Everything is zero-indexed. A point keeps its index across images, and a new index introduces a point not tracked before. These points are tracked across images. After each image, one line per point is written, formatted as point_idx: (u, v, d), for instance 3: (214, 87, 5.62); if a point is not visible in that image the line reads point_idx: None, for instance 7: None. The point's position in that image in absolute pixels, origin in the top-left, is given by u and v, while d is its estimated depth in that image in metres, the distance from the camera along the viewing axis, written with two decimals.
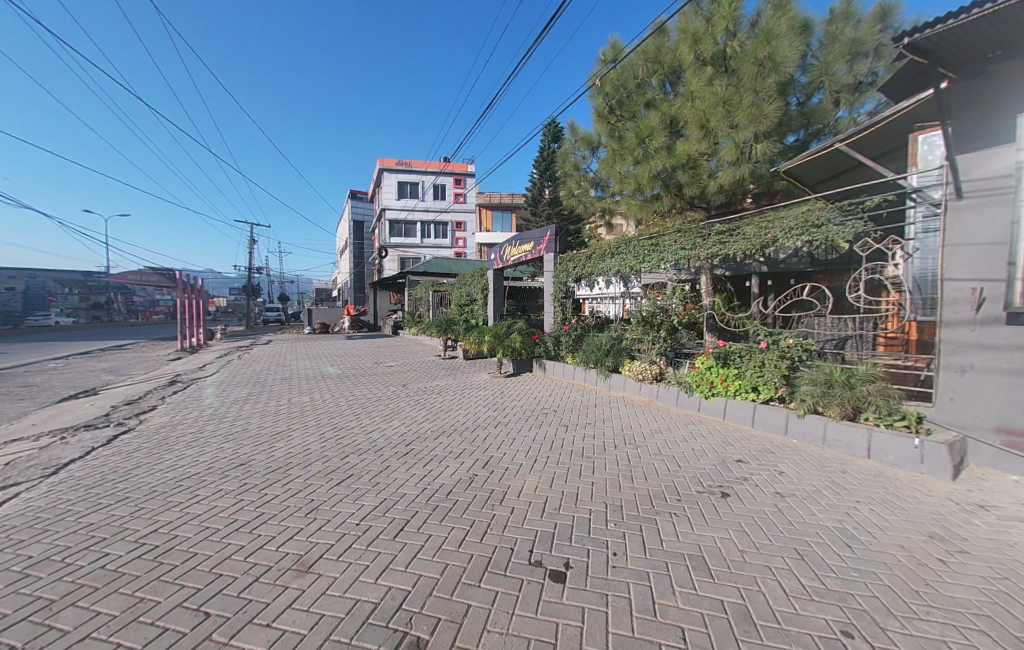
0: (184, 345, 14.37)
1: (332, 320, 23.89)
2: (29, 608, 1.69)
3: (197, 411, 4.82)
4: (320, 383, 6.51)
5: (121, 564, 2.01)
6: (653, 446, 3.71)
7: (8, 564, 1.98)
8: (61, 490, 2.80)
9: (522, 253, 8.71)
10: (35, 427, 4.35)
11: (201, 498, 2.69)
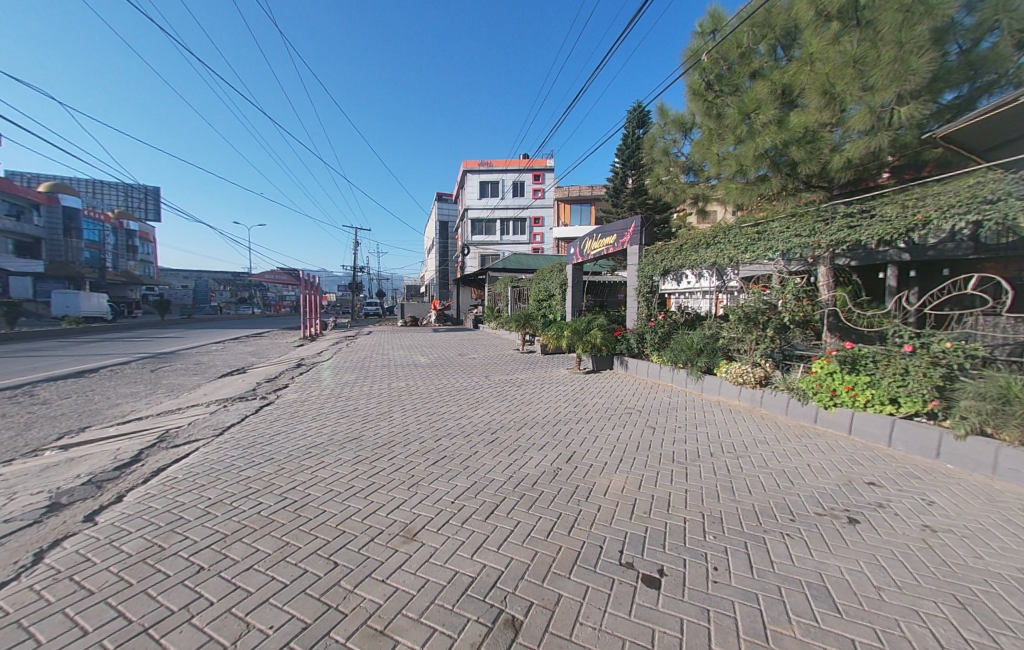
0: (304, 335, 16.93)
1: (420, 314, 26.05)
2: (212, 538, 2.17)
3: (317, 390, 5.62)
4: (413, 371, 7.14)
5: (271, 511, 2.45)
6: (757, 457, 3.34)
7: (195, 502, 2.55)
8: (227, 447, 3.50)
9: (602, 246, 8.47)
10: (209, 395, 5.52)
11: (325, 464, 3.14)
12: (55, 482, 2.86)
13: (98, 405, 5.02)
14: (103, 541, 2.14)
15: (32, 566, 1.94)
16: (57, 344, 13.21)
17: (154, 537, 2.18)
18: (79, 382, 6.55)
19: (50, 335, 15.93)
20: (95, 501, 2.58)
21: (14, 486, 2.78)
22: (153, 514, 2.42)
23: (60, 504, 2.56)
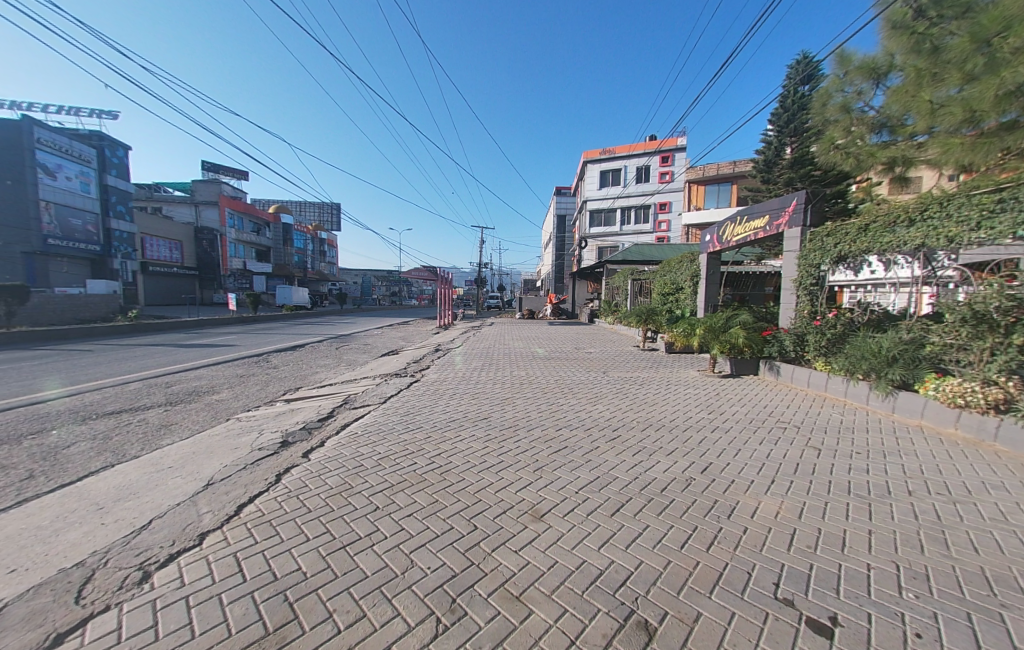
0: (440, 324, 19.33)
1: (537, 306, 27.26)
2: (382, 484, 2.69)
3: (452, 372, 6.39)
4: (533, 361, 7.50)
5: (422, 470, 2.90)
6: (990, 508, 2.46)
7: (369, 454, 3.19)
8: (388, 413, 4.27)
9: (749, 231, 7.45)
10: (375, 370, 6.83)
11: (462, 438, 3.55)
12: (287, 424, 3.95)
13: (307, 371, 6.73)
14: (314, 472, 2.87)
15: (276, 483, 2.73)
16: (284, 325, 18.15)
17: (344, 476, 2.81)
18: (297, 353, 8.88)
19: (279, 318, 21.93)
20: (308, 442, 3.48)
21: (265, 424, 3.95)
22: (343, 458, 3.12)
23: (289, 441, 3.52)
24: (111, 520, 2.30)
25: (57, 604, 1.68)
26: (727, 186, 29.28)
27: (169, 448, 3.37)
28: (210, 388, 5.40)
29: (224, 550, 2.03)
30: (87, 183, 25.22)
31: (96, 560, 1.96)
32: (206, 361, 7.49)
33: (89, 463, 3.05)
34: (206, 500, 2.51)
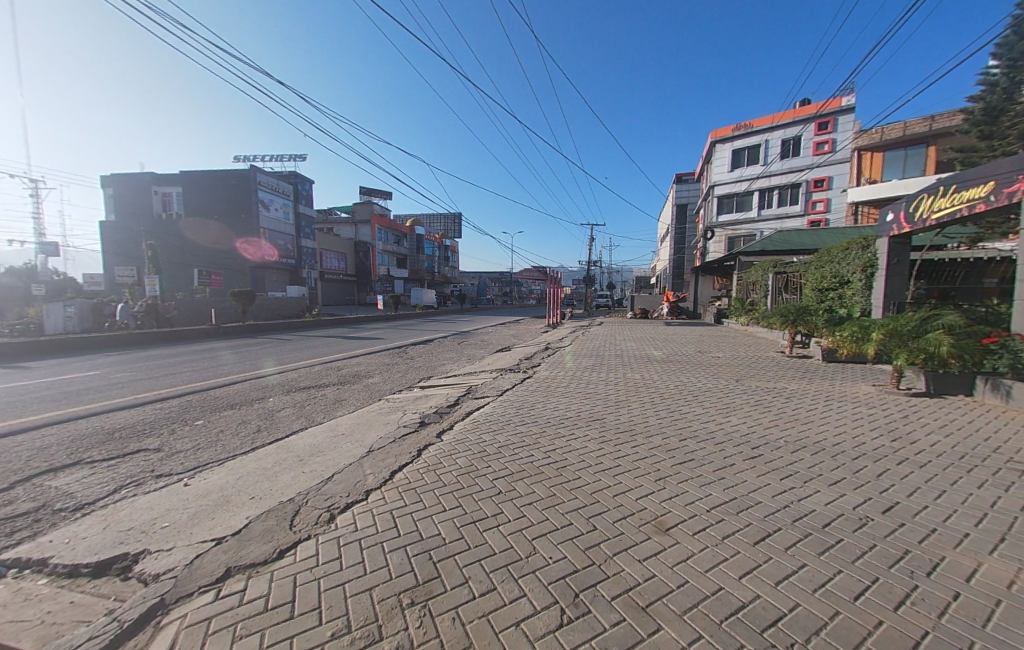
0: (550, 323, 19.70)
1: (652, 306, 25.62)
2: (504, 471, 2.89)
3: (564, 371, 6.48)
4: (649, 364, 7.09)
5: (540, 463, 3.01)
6: None
7: (491, 441, 3.46)
8: (505, 405, 4.58)
9: (957, 204, 5.66)
10: (494, 365, 7.37)
11: (577, 436, 3.58)
12: (423, 407, 4.58)
13: (437, 363, 7.65)
14: (447, 451, 3.25)
15: (417, 456, 3.19)
16: (418, 322, 20.94)
17: (471, 458, 3.12)
18: (427, 346, 10.16)
19: (412, 316, 25.33)
20: (440, 424, 3.96)
21: (407, 405, 4.65)
22: (470, 442, 3.47)
23: (426, 421, 4.08)
24: (308, 469, 3.01)
25: (280, 526, 2.28)
26: (920, 148, 22.73)
27: (341, 418, 4.25)
28: (367, 372, 6.60)
29: (383, 505, 2.47)
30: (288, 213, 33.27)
31: (300, 498, 2.60)
32: (363, 350, 9.16)
33: (293, 424, 4.06)
34: (368, 463, 3.08)
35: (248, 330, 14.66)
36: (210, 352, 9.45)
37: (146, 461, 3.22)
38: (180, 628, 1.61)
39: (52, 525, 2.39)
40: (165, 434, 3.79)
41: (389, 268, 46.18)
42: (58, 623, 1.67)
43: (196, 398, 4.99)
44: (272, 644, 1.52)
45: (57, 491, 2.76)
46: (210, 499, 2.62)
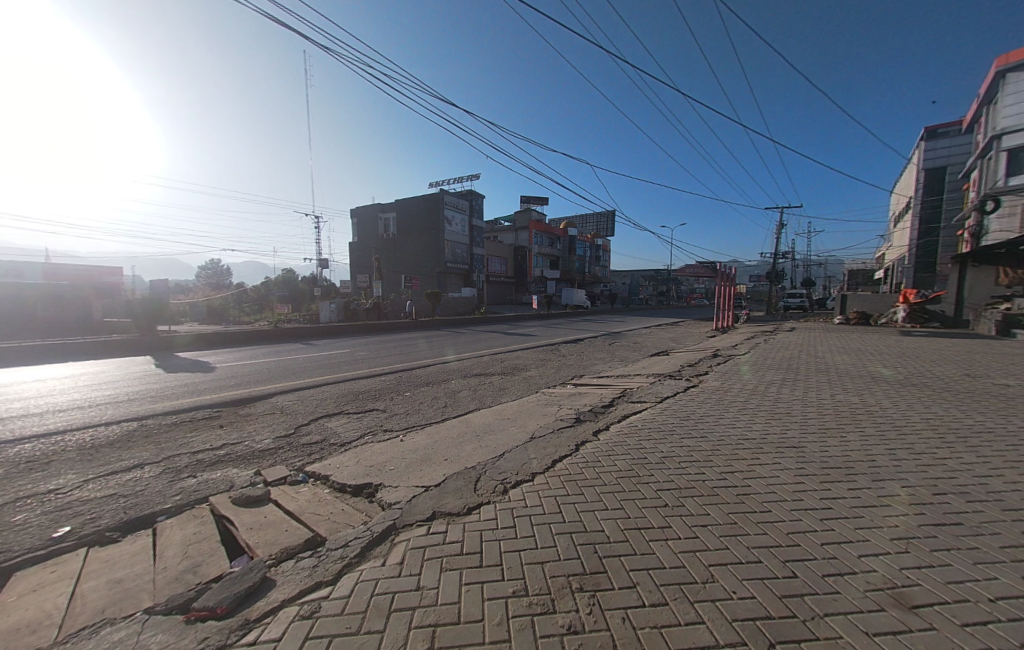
0: (715, 326, 17.25)
1: (874, 310, 19.37)
2: (670, 484, 2.70)
3: (739, 384, 5.61)
4: (872, 385, 5.42)
5: (715, 484, 2.69)
6: None
7: (654, 449, 3.30)
8: (666, 413, 4.30)
9: None
10: (650, 369, 6.98)
11: (762, 462, 3.04)
12: (579, 404, 4.73)
13: (589, 362, 7.73)
14: (605, 451, 3.28)
15: (577, 450, 3.32)
16: (569, 321, 21.55)
17: (633, 462, 3.06)
18: (579, 345, 10.36)
19: (563, 315, 26.13)
20: (597, 423, 4.02)
21: (563, 400, 4.88)
22: (630, 446, 3.40)
23: (583, 418, 4.20)
24: (483, 443, 3.52)
25: (466, 487, 2.75)
26: None
27: (507, 404, 4.79)
28: (526, 365, 7.22)
29: (548, 490, 2.67)
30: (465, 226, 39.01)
31: (481, 466, 3.06)
32: (521, 345, 10.04)
33: (470, 404, 4.80)
34: (534, 448, 3.38)
35: (435, 323, 18.06)
36: (410, 340, 12.05)
37: (377, 418, 4.37)
38: (407, 549, 2.14)
39: (330, 452, 3.53)
40: (386, 399, 5.06)
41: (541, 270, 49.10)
42: (338, 521, 2.46)
43: (404, 374, 6.46)
44: (469, 584, 1.84)
45: (332, 430, 4.05)
46: (417, 454, 3.37)
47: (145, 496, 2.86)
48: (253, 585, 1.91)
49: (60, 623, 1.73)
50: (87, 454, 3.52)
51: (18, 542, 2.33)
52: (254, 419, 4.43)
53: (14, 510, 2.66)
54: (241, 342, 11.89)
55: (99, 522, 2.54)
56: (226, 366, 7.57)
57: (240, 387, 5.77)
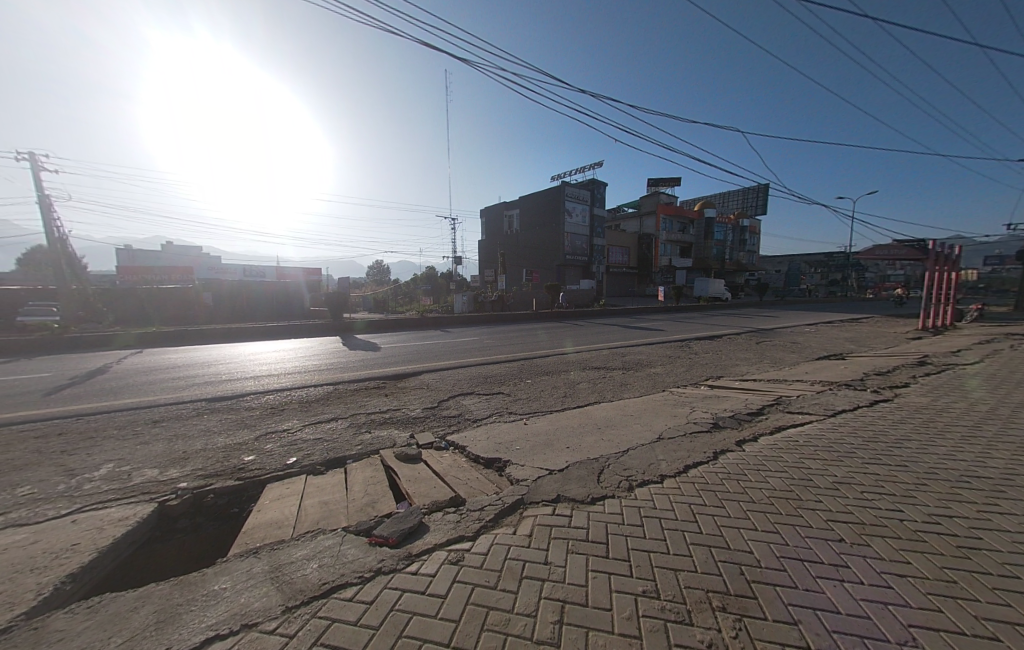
0: (921, 325, 13.04)
1: None
2: (848, 517, 2.19)
3: (964, 403, 4.14)
4: None
5: (919, 528, 2.07)
6: None
7: (821, 472, 2.73)
8: (839, 431, 3.50)
9: None
10: (814, 375, 5.74)
11: (1005, 512, 2.20)
12: (714, 408, 4.23)
13: (727, 363, 6.79)
14: (752, 465, 2.86)
15: (715, 459, 2.99)
16: (701, 316, 19.28)
17: (790, 484, 2.59)
18: (715, 343, 9.17)
19: (695, 308, 23.47)
20: (740, 432, 3.53)
21: (696, 402, 4.44)
22: (785, 464, 2.89)
23: (720, 424, 3.74)
24: (605, 437, 3.48)
25: (590, 477, 2.77)
26: None
27: (631, 400, 4.61)
28: (651, 361, 6.79)
29: (681, 496, 2.48)
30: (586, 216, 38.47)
31: (604, 459, 3.04)
32: (644, 340, 9.46)
33: (589, 396, 4.79)
34: (662, 449, 3.18)
35: (555, 315, 18.45)
36: (531, 330, 12.62)
37: (503, 400, 4.75)
38: (536, 524, 2.28)
39: (466, 426, 4.00)
40: (511, 384, 5.45)
41: (670, 258, 44.81)
42: (474, 487, 2.78)
43: (527, 362, 6.83)
44: (596, 570, 1.86)
45: (467, 407, 4.58)
46: (541, 438, 3.54)
47: (339, 442, 3.77)
48: (413, 525, 2.32)
49: (294, 524, 2.44)
50: (304, 406, 4.83)
51: (269, 463, 3.37)
52: (407, 391, 5.34)
53: (267, 440, 3.85)
54: (398, 328, 14.41)
55: (312, 457, 3.47)
56: (388, 347, 9.28)
57: (397, 364, 7.01)
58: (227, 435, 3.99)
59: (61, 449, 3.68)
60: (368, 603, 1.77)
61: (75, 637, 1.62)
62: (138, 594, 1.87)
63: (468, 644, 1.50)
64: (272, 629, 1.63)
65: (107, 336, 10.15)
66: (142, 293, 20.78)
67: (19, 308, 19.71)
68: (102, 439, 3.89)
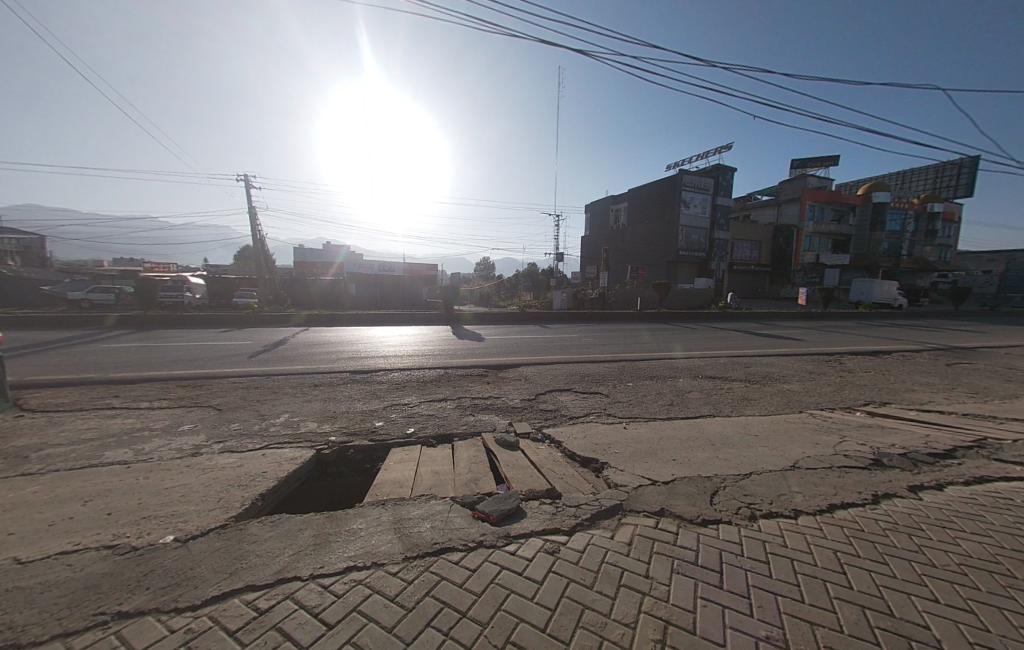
0: None
1: None
2: None
3: None
4: None
5: None
6: None
7: None
8: None
9: None
10: None
11: None
12: (873, 440, 3.40)
13: (897, 387, 5.35)
14: (932, 521, 2.22)
15: (873, 504, 2.41)
16: (856, 326, 15.62)
17: (997, 554, 1.92)
18: (878, 361, 7.30)
19: (847, 317, 19.09)
20: (915, 476, 2.77)
21: (846, 430, 3.63)
22: (988, 527, 2.16)
23: (881, 462, 2.99)
24: (719, 455, 3.11)
25: (700, 496, 2.51)
26: None
27: (753, 417, 4.02)
28: (782, 376, 5.78)
29: (821, 539, 2.07)
30: (704, 206, 34.43)
31: (718, 479, 2.72)
32: (775, 351, 8.07)
33: (701, 408, 4.32)
34: (795, 480, 2.69)
35: (662, 315, 17.07)
36: (634, 331, 11.96)
37: (602, 401, 4.61)
38: (635, 534, 2.18)
39: (564, 422, 4.01)
40: (611, 386, 5.25)
41: (814, 254, 37.20)
42: (572, 484, 2.78)
43: (629, 364, 6.51)
44: (705, 599, 1.69)
45: (565, 403, 4.59)
46: (644, 445, 3.35)
47: (448, 420, 4.17)
48: (512, 508, 2.44)
49: (412, 486, 2.80)
50: (420, 385, 5.48)
51: (393, 431, 3.93)
52: (508, 381, 5.61)
53: (392, 411, 4.48)
54: (502, 322, 15.14)
55: (426, 430, 3.92)
56: (491, 339, 9.84)
57: (499, 355, 7.42)
58: (363, 402, 4.79)
59: (257, 398, 4.90)
60: (471, 570, 1.93)
61: (263, 541, 2.14)
62: (302, 519, 2.39)
63: (564, 636, 1.52)
64: (395, 572, 1.90)
65: (286, 315, 13.08)
66: (309, 283, 26.11)
67: (235, 292, 26.76)
68: (281, 394, 5.06)
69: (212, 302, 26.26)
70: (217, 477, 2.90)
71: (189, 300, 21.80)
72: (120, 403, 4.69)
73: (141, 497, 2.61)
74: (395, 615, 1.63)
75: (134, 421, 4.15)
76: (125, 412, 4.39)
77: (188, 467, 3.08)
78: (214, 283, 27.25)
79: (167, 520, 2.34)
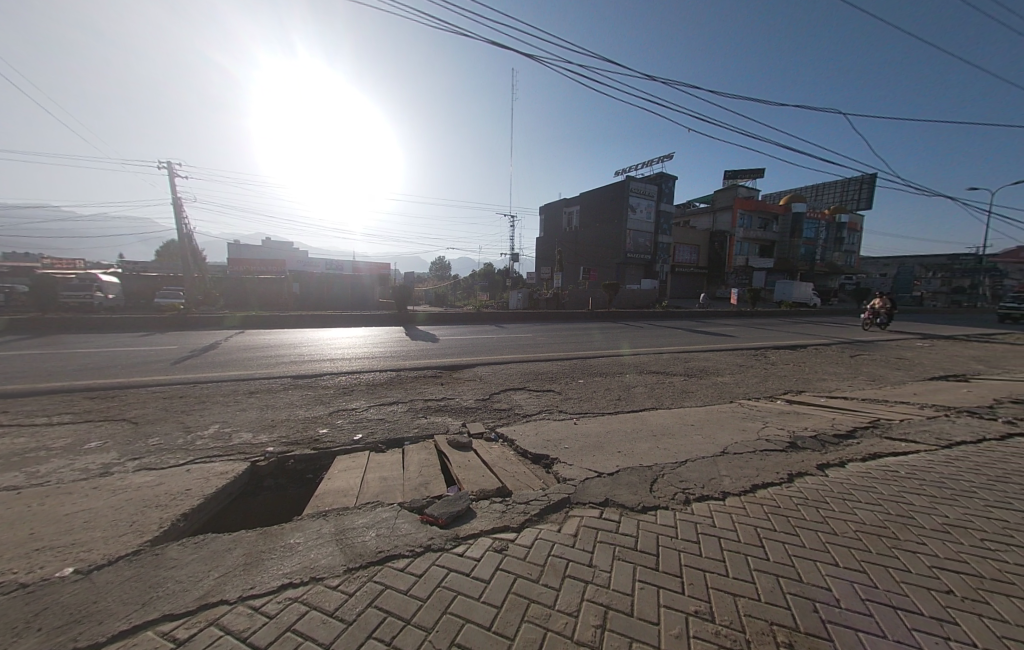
0: None
1: None
2: (961, 566, 1.83)
3: None
4: None
5: None
6: None
7: (927, 511, 2.31)
8: (955, 466, 2.93)
9: None
10: (921, 397, 4.88)
11: None
12: (791, 425, 3.78)
13: (810, 377, 6.02)
14: (835, 494, 2.52)
15: (789, 482, 2.69)
16: (779, 323, 17.41)
17: (884, 519, 2.23)
18: (796, 354, 8.17)
19: (773, 315, 21.20)
20: (823, 455, 3.12)
21: (768, 417, 4.01)
22: (879, 497, 2.49)
23: (797, 445, 3.33)
24: (660, 445, 3.29)
25: (641, 485, 2.64)
26: None
27: (691, 408, 4.31)
28: (717, 369, 6.28)
29: (745, 517, 2.27)
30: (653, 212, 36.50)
31: (658, 468, 2.88)
32: (712, 347, 8.73)
33: (645, 402, 4.56)
34: (724, 464, 2.92)
35: (613, 314, 17.82)
36: (586, 330, 12.38)
37: (553, 398, 4.72)
38: (581, 525, 2.24)
39: (516, 421, 4.05)
40: (563, 383, 5.39)
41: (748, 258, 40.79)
42: (522, 481, 2.81)
43: (580, 362, 6.73)
44: (643, 581, 1.78)
45: (518, 402, 4.64)
46: (592, 439, 3.47)
47: (398, 424, 4.04)
48: (461, 509, 2.41)
49: (357, 494, 2.68)
50: (370, 388, 5.27)
51: (338, 437, 3.73)
52: (462, 381, 5.56)
53: (338, 416, 4.26)
54: (457, 322, 15.01)
55: (375, 435, 3.77)
56: (446, 339, 9.71)
57: (454, 356, 7.34)
58: (305, 408, 4.51)
59: (181, 409, 4.43)
60: (417, 575, 1.88)
61: (184, 566, 1.94)
62: (231, 537, 2.19)
63: (508, 632, 1.53)
64: (335, 585, 1.80)
65: (219, 316, 11.98)
66: (248, 282, 24.17)
67: (159, 292, 24.07)
68: (211, 403, 4.62)
69: (132, 303, 23.43)
70: (129, 498, 2.58)
71: (101, 300, 19.24)
72: (6, 420, 4.03)
73: (31, 527, 2.25)
74: (333, 630, 1.55)
75: (24, 439, 3.58)
76: (12, 430, 3.77)
77: (94, 489, 2.72)
78: (134, 281, 24.33)
79: (64, 551, 2.05)
